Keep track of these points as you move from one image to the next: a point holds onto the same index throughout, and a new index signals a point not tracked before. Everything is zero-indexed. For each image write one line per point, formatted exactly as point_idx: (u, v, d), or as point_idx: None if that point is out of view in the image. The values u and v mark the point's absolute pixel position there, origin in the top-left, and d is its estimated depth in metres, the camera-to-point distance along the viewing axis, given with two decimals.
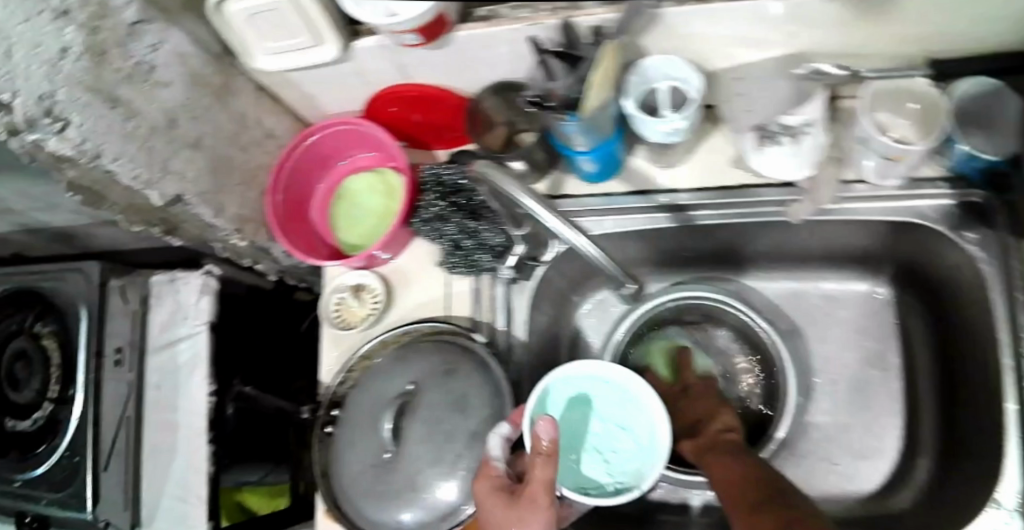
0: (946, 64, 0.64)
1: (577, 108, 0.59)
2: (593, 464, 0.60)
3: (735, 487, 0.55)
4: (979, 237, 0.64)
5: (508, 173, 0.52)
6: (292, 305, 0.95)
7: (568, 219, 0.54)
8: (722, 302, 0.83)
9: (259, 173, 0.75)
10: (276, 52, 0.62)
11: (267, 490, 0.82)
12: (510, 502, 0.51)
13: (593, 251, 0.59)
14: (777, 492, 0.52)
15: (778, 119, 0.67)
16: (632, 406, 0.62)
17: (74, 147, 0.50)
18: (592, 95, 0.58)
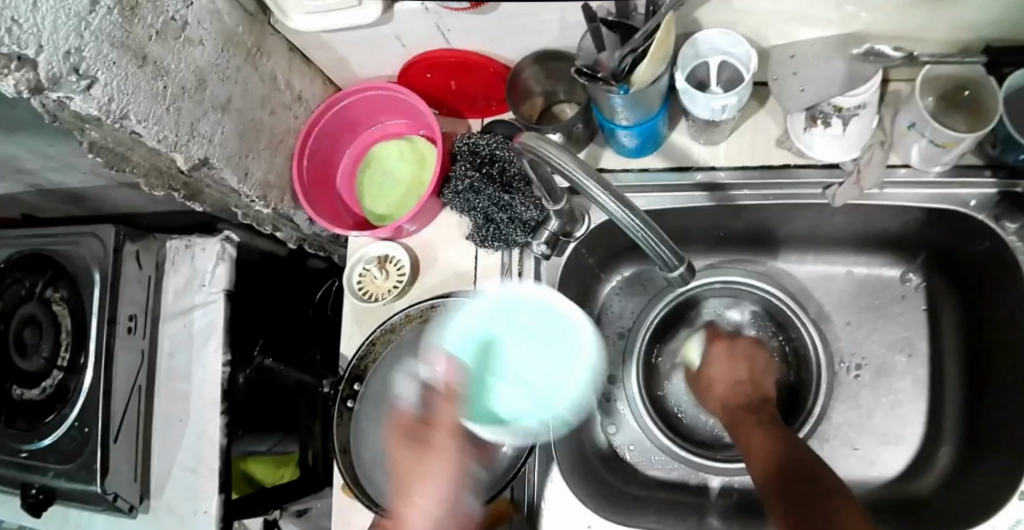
0: (1004, 51, 0.61)
1: (627, 80, 0.56)
2: (514, 400, 0.60)
3: (771, 467, 0.56)
4: (1019, 228, 0.63)
5: (558, 144, 0.45)
6: (305, 273, 0.96)
7: (622, 194, 0.46)
8: (757, 290, 0.77)
9: (287, 138, 0.72)
10: (314, 12, 0.59)
11: (274, 459, 0.87)
12: (419, 446, 0.54)
13: (651, 239, 0.50)
14: (812, 474, 0.53)
15: (831, 99, 0.60)
16: (556, 325, 0.65)
17: (100, 106, 0.47)
18: (643, 67, 0.55)
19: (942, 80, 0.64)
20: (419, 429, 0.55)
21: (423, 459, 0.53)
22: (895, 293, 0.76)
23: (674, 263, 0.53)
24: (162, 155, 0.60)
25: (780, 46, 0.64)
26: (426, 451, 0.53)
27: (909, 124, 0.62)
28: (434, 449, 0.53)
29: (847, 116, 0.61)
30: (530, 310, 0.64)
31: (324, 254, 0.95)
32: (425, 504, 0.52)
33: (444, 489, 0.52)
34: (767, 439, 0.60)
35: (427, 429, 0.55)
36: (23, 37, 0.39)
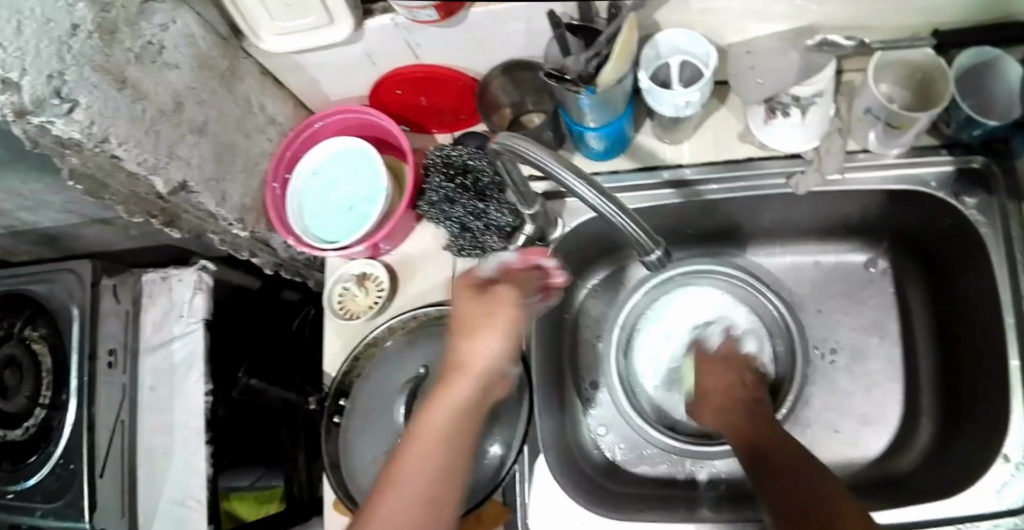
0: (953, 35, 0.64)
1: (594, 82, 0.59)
2: (359, 184, 0.69)
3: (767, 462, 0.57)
4: (977, 202, 0.66)
5: (539, 144, 0.48)
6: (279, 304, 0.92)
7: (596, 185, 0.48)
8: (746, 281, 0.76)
9: (261, 161, 0.72)
10: (285, 32, 0.62)
11: (256, 496, 0.81)
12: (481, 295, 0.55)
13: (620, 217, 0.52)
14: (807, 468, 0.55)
15: (789, 89, 0.63)
16: (321, 173, 0.71)
17: (83, 130, 0.48)
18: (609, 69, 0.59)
19: (894, 65, 0.67)
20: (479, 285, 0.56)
21: (481, 325, 0.54)
22: (862, 279, 0.78)
23: (650, 246, 0.54)
24: (140, 181, 0.60)
25: (739, 42, 0.66)
26: (481, 313, 0.54)
27: (864, 110, 0.65)
28: (492, 316, 0.54)
29: (805, 105, 0.64)
30: (316, 182, 0.71)
31: (300, 280, 0.89)
32: (464, 390, 0.53)
33: (517, 318, 0.54)
34: (747, 417, 0.63)
35: (465, 300, 0.55)
36: (7, 60, 0.40)
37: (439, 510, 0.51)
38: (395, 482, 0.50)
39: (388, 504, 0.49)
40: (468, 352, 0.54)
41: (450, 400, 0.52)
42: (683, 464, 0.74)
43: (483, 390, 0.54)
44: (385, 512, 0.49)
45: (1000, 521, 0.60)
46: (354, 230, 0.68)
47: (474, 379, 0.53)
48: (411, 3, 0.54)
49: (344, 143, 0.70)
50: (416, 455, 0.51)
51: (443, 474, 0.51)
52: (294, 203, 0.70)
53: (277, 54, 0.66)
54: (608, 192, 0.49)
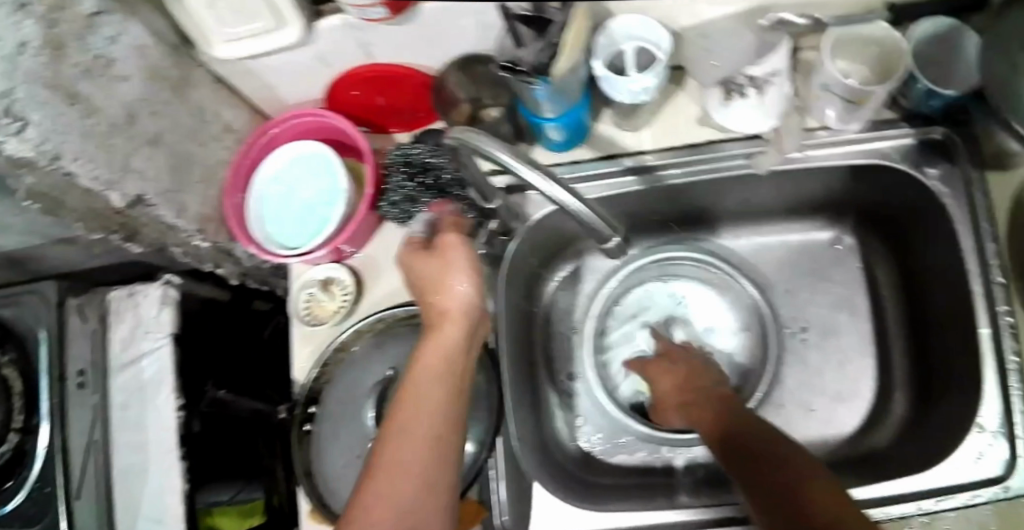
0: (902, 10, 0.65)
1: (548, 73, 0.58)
2: (318, 188, 0.69)
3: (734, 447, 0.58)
4: (940, 173, 0.66)
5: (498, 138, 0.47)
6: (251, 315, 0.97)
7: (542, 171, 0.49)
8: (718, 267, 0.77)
9: (220, 169, 0.72)
10: (236, 38, 0.61)
11: (239, 510, 0.82)
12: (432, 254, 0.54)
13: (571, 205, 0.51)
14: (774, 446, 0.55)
15: (743, 69, 0.63)
16: (279, 177, 0.70)
17: (34, 148, 0.47)
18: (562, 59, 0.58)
19: (849, 38, 0.64)
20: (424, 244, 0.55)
21: (439, 275, 0.52)
22: (829, 257, 0.79)
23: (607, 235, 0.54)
24: (96, 198, 0.59)
25: (691, 27, 0.65)
26: (435, 261, 0.53)
27: (821, 87, 0.63)
28: (448, 264, 0.53)
29: (759, 84, 0.63)
30: (274, 186, 0.70)
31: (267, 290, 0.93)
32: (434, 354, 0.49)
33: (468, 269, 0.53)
34: (713, 408, 0.64)
35: (420, 259, 0.54)
36: None
37: (443, 456, 0.46)
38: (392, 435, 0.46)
39: (394, 453, 0.45)
40: (439, 302, 0.52)
41: (433, 343, 0.50)
42: (661, 451, 0.74)
43: (467, 330, 0.51)
44: (388, 475, 0.44)
45: (981, 491, 0.59)
46: (316, 234, 0.68)
47: (454, 322, 0.51)
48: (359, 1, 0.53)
49: (302, 148, 0.70)
50: (408, 399, 0.47)
51: (442, 412, 0.47)
52: (254, 209, 0.69)
53: (229, 61, 0.65)
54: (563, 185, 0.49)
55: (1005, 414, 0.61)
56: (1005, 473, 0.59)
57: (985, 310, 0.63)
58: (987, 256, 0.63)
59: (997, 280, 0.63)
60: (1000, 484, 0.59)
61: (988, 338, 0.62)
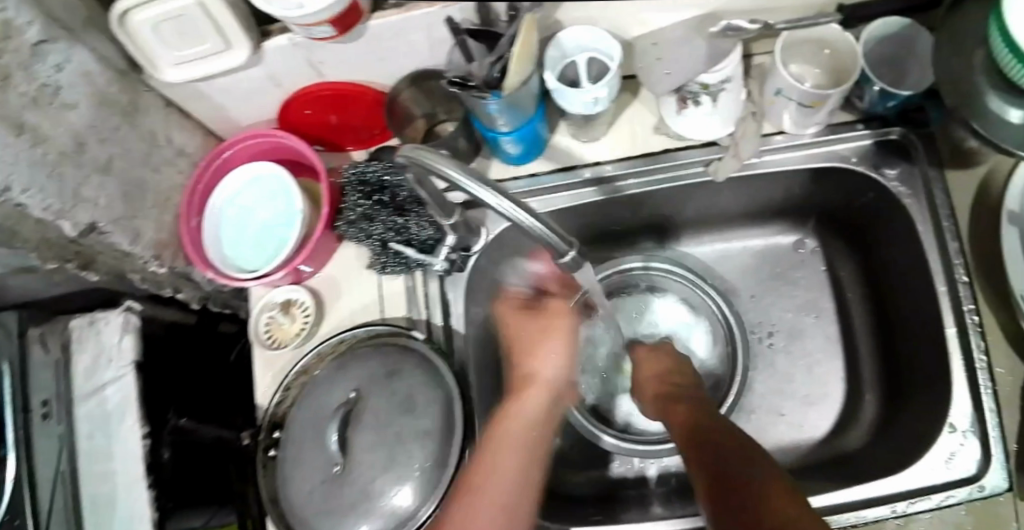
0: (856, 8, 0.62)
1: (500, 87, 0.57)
2: (276, 209, 0.68)
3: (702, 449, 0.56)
4: (900, 172, 0.66)
5: (448, 156, 0.47)
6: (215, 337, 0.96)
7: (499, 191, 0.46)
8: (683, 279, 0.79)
9: (174, 194, 0.71)
10: (182, 62, 0.60)
11: None
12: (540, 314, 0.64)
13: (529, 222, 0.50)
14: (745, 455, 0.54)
15: (697, 78, 0.61)
16: (236, 200, 0.70)
17: None
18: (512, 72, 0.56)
19: (799, 44, 0.65)
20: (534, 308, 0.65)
21: (544, 338, 0.63)
22: (793, 260, 0.80)
23: (563, 248, 0.50)
24: (50, 226, 0.57)
25: (641, 36, 0.64)
26: (549, 328, 0.63)
27: (775, 92, 0.63)
28: (554, 334, 0.63)
29: (713, 92, 0.63)
30: (232, 209, 0.69)
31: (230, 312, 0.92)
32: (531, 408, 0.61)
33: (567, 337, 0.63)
34: (688, 408, 0.63)
35: (527, 320, 0.64)
36: None
37: (532, 478, 0.57)
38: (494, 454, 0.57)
39: (500, 462, 0.56)
40: (533, 370, 0.63)
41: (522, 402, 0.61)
42: (630, 463, 0.75)
43: (551, 400, 0.62)
44: (492, 477, 0.55)
45: (955, 491, 0.59)
46: (273, 257, 0.67)
47: (539, 389, 0.62)
48: (304, 15, 0.52)
49: (256, 169, 0.69)
50: (514, 420, 0.59)
51: (534, 456, 0.58)
52: (212, 233, 0.69)
53: (177, 84, 0.64)
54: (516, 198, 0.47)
55: (976, 413, 0.61)
56: (980, 472, 0.59)
57: (952, 308, 0.63)
58: (950, 253, 0.63)
59: (960, 278, 0.63)
60: (975, 483, 0.59)
61: (955, 337, 0.62)
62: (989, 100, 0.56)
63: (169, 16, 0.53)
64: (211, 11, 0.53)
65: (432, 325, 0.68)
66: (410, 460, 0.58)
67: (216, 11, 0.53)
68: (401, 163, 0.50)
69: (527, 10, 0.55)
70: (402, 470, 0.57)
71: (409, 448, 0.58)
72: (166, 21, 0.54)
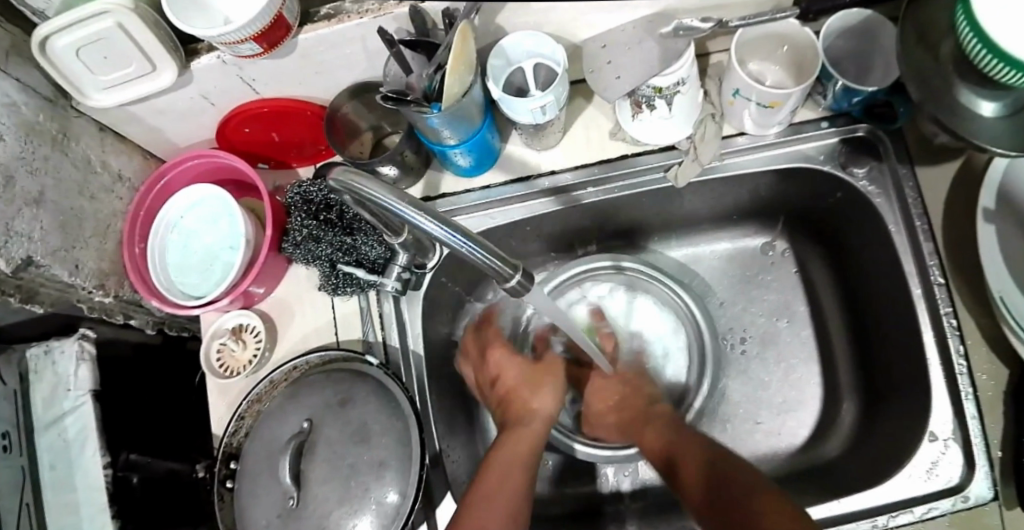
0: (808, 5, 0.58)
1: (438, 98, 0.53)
2: (224, 230, 0.66)
3: (676, 452, 0.57)
4: (867, 171, 0.64)
5: (383, 182, 0.42)
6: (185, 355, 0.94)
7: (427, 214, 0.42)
8: (647, 274, 0.76)
9: (115, 222, 0.68)
10: (109, 86, 0.57)
11: None
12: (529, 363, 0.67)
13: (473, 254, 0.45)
14: (715, 456, 0.55)
15: (648, 81, 0.58)
16: (184, 225, 0.68)
17: None
18: (451, 84, 0.52)
19: (756, 42, 0.62)
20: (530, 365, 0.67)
21: (537, 384, 0.65)
22: (763, 262, 0.78)
23: (507, 272, 0.48)
24: None
25: (591, 38, 0.62)
26: (539, 373, 0.66)
27: (733, 92, 0.60)
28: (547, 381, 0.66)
29: (668, 95, 0.59)
30: (178, 234, 0.67)
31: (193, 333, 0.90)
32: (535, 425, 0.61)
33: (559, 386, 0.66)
34: (658, 426, 0.62)
35: (519, 367, 0.66)
36: None
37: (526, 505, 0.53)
38: (495, 463, 0.56)
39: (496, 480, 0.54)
40: (526, 406, 0.63)
41: (519, 434, 0.59)
42: (606, 477, 0.74)
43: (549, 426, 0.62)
44: (493, 494, 0.53)
45: (937, 503, 0.57)
46: (220, 282, 0.65)
47: (536, 422, 0.61)
48: (226, 36, 0.48)
49: (202, 191, 0.67)
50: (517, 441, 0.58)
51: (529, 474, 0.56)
52: (157, 258, 0.66)
53: (107, 108, 0.61)
54: (451, 221, 0.44)
55: (958, 420, 0.59)
56: (964, 481, 0.57)
57: (928, 313, 0.61)
58: (924, 254, 0.61)
59: (937, 280, 0.60)
60: (959, 494, 0.57)
61: (934, 342, 0.60)
62: (959, 92, 0.53)
63: (90, 38, 0.51)
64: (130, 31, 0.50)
65: (389, 347, 0.66)
66: (365, 493, 0.55)
67: (135, 29, 0.51)
68: (331, 188, 0.44)
69: (462, 17, 0.50)
70: (358, 502, 0.55)
71: (364, 479, 0.56)
72: (86, 42, 0.51)
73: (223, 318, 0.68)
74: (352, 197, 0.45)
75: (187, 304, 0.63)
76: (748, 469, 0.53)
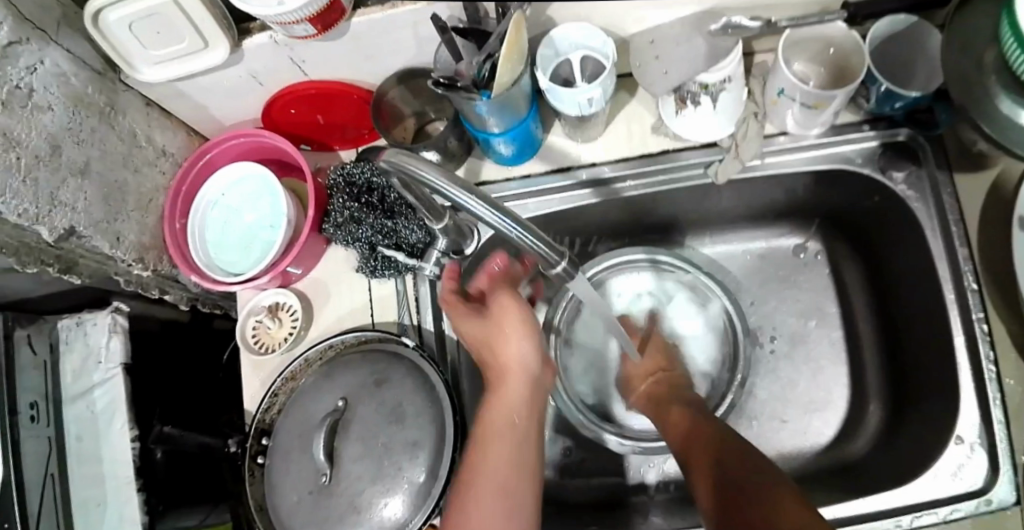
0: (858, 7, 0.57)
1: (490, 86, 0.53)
2: (265, 209, 0.67)
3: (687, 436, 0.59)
4: (906, 177, 0.65)
5: (434, 162, 0.42)
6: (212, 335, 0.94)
7: (488, 199, 0.42)
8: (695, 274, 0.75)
9: (157, 196, 0.68)
10: (159, 61, 0.58)
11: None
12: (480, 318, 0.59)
13: (524, 237, 0.46)
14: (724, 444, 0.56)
15: (696, 77, 0.59)
16: (227, 202, 0.68)
17: None
18: (503, 72, 0.53)
19: (801, 44, 0.63)
20: (477, 312, 0.59)
21: (495, 338, 0.58)
22: (796, 263, 0.78)
23: (554, 258, 0.48)
24: (26, 230, 0.55)
25: (638, 34, 0.62)
26: (491, 328, 0.58)
27: (778, 92, 0.61)
28: (504, 323, 0.58)
29: (714, 91, 0.60)
30: (220, 210, 0.68)
31: (222, 312, 0.91)
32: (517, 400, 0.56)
33: (523, 335, 0.58)
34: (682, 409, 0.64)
35: (476, 326, 0.59)
36: None
37: (524, 483, 0.52)
38: (484, 450, 0.53)
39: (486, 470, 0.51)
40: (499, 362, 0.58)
41: (503, 397, 0.56)
42: (630, 470, 0.74)
43: (533, 383, 0.58)
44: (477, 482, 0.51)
45: (960, 505, 0.58)
46: (258, 260, 0.65)
47: (517, 378, 0.57)
48: (284, 16, 0.49)
49: (245, 170, 0.68)
50: (507, 403, 0.56)
51: (519, 424, 0.55)
52: (199, 234, 0.67)
53: (154, 83, 0.61)
54: (501, 206, 0.44)
55: (984, 424, 0.59)
56: (986, 485, 0.58)
57: (959, 318, 0.61)
58: (958, 258, 0.62)
59: (970, 285, 0.61)
60: (982, 497, 0.57)
61: (963, 346, 0.61)
62: (1000, 101, 0.53)
63: (143, 13, 0.51)
64: (184, 6, 0.51)
65: (424, 331, 0.66)
66: (398, 472, 0.56)
67: (191, 7, 0.51)
68: (379, 169, 0.43)
69: (516, 8, 0.50)
70: (391, 482, 0.56)
71: (397, 459, 0.56)
72: (139, 17, 0.51)
73: (261, 294, 0.69)
74: (401, 177, 0.44)
75: (226, 281, 0.63)
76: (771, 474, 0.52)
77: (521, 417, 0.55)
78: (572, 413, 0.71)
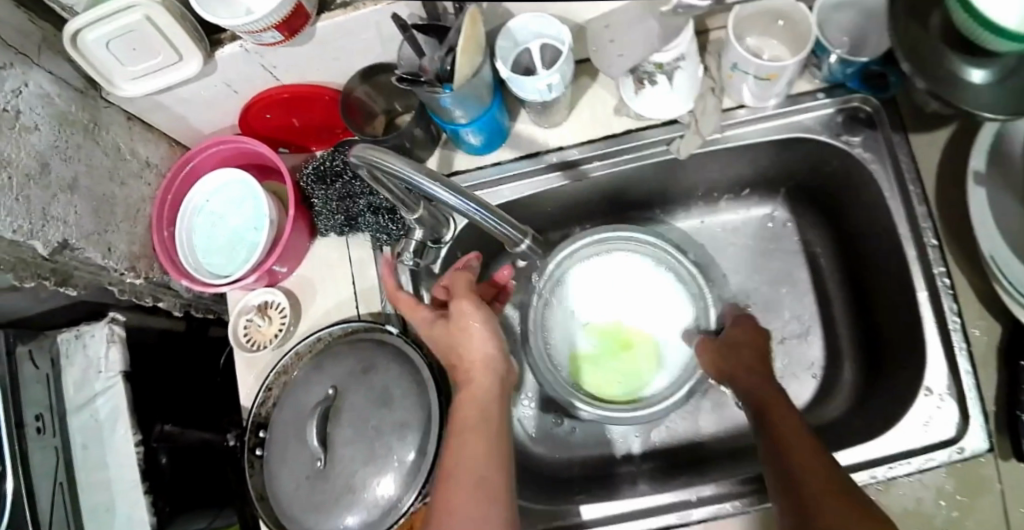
0: None
1: (451, 79, 0.56)
2: (248, 211, 0.70)
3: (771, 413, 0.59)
4: (862, 139, 0.67)
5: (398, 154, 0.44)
6: (208, 341, 0.97)
7: (454, 186, 0.45)
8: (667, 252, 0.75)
9: (144, 207, 0.71)
10: (137, 76, 0.60)
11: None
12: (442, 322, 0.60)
13: (490, 221, 0.49)
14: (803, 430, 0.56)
15: (650, 57, 0.61)
16: (212, 208, 0.71)
17: None
18: (463, 64, 0.55)
19: (751, 20, 0.65)
20: (441, 317, 0.61)
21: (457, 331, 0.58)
22: (767, 232, 0.81)
23: (518, 237, 0.52)
24: (22, 245, 0.57)
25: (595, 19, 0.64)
26: (451, 328, 0.59)
27: (732, 66, 0.63)
28: (459, 324, 0.58)
29: (669, 70, 0.62)
30: (206, 217, 0.71)
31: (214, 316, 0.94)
32: (483, 393, 0.56)
33: (479, 332, 0.58)
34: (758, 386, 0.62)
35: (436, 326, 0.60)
36: None
37: (498, 467, 0.51)
38: (455, 475, 0.50)
39: (461, 502, 0.49)
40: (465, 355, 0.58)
41: (471, 393, 0.56)
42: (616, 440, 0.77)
43: (497, 372, 0.57)
44: (453, 507, 0.49)
45: (934, 454, 0.60)
46: (245, 261, 0.68)
47: (481, 370, 0.57)
48: (251, 26, 0.51)
49: (226, 175, 0.71)
50: (476, 397, 0.55)
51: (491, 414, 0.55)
52: (187, 241, 0.70)
53: (134, 98, 0.64)
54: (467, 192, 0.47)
55: (952, 375, 0.61)
56: (957, 435, 0.60)
57: (923, 273, 0.64)
58: (917, 215, 0.64)
59: (930, 241, 0.63)
60: (953, 445, 0.59)
61: (927, 299, 0.63)
62: (947, 62, 0.55)
63: (119, 31, 0.54)
64: (158, 23, 0.53)
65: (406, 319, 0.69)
66: (388, 453, 0.58)
67: (164, 23, 0.53)
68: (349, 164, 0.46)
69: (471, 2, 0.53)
70: (381, 463, 0.58)
71: (388, 439, 0.59)
72: (115, 35, 0.54)
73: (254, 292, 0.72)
74: (371, 171, 0.47)
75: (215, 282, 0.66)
76: (817, 459, 0.53)
77: (490, 407, 0.55)
78: (543, 377, 0.73)
